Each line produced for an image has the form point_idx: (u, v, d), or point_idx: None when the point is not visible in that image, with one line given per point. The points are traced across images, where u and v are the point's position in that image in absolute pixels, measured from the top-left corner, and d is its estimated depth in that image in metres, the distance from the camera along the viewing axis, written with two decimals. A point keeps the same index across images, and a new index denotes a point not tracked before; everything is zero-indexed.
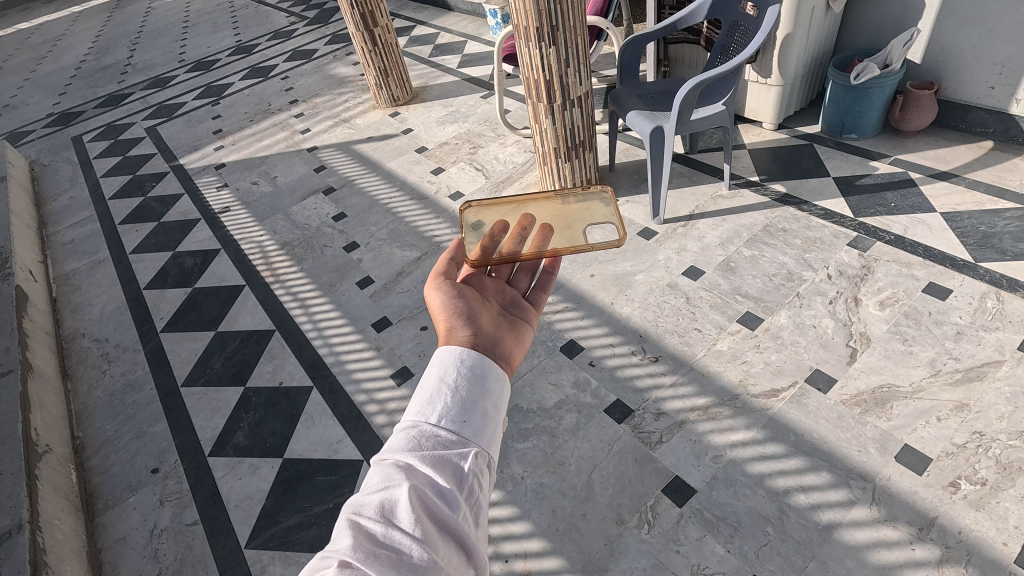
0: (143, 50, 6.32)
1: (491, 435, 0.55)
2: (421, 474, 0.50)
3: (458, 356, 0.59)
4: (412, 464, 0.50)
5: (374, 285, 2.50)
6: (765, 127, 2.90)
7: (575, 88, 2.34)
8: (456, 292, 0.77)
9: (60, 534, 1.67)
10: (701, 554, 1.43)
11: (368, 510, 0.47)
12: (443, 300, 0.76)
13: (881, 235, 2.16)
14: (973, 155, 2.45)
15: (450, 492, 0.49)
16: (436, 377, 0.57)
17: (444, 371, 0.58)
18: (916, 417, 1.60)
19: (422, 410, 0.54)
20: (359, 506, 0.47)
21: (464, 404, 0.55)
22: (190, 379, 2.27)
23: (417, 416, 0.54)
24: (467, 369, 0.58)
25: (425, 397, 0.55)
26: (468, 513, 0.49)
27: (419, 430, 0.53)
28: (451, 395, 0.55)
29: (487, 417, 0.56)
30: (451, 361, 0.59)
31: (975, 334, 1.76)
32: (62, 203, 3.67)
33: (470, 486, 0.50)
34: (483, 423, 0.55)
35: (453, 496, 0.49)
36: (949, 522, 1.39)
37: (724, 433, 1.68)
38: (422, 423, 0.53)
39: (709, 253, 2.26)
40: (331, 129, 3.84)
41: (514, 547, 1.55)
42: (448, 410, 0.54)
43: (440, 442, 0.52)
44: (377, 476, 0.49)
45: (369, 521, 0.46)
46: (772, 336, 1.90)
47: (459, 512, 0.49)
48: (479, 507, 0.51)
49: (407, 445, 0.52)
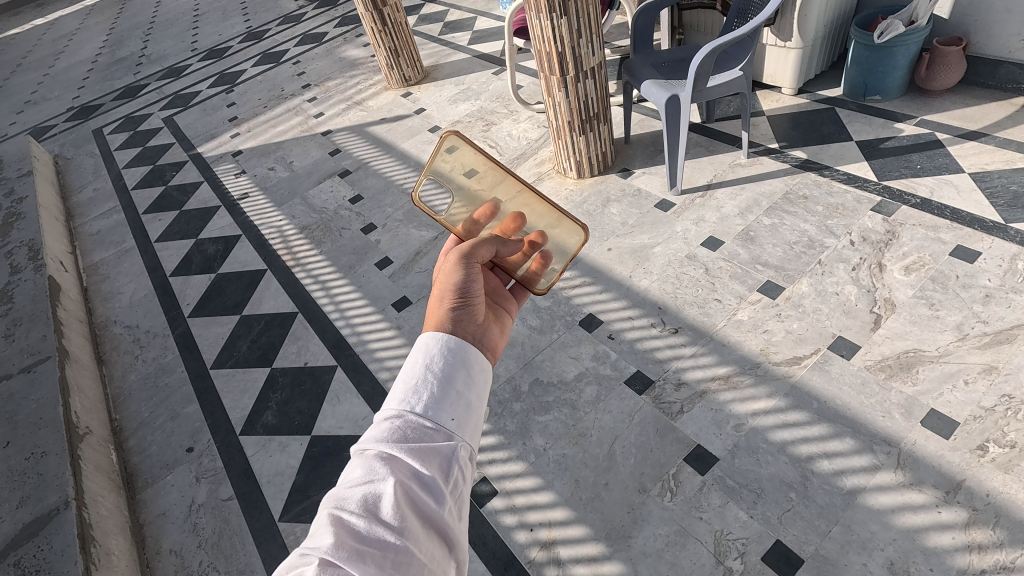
0: (156, 40, 6.36)
1: (474, 425, 0.55)
2: (405, 466, 0.49)
3: (443, 343, 0.59)
4: (396, 456, 0.49)
5: (392, 265, 2.53)
6: (784, 92, 2.83)
7: (587, 59, 2.31)
8: (469, 271, 0.72)
9: (105, 510, 1.75)
10: (724, 520, 1.45)
11: (350, 504, 0.46)
12: (454, 278, 0.70)
13: (906, 198, 2.11)
14: (1003, 112, 2.37)
15: (434, 484, 0.49)
16: (421, 365, 0.56)
17: (429, 358, 0.57)
18: (942, 381, 1.58)
19: (406, 400, 0.53)
20: (342, 501, 0.46)
21: (449, 394, 0.55)
22: (218, 362, 2.33)
23: (400, 406, 0.53)
24: (452, 355, 0.58)
25: (410, 385, 0.54)
26: (452, 505, 0.49)
27: (403, 420, 0.52)
28: (437, 384, 0.55)
29: (470, 408, 0.56)
30: (437, 348, 0.58)
31: (1004, 296, 1.72)
32: (87, 195, 3.75)
33: (454, 478, 0.50)
34: (467, 414, 0.55)
35: (438, 490, 0.49)
36: (976, 485, 1.38)
37: (745, 401, 1.67)
38: (406, 413, 0.52)
39: (728, 223, 2.23)
40: (345, 111, 3.84)
41: (539, 516, 1.58)
42: (432, 400, 0.54)
43: (426, 432, 0.52)
44: (359, 469, 0.48)
45: (352, 515, 0.45)
46: (793, 305, 1.88)
47: (443, 505, 0.49)
48: (463, 499, 0.51)
49: (393, 436, 0.51)
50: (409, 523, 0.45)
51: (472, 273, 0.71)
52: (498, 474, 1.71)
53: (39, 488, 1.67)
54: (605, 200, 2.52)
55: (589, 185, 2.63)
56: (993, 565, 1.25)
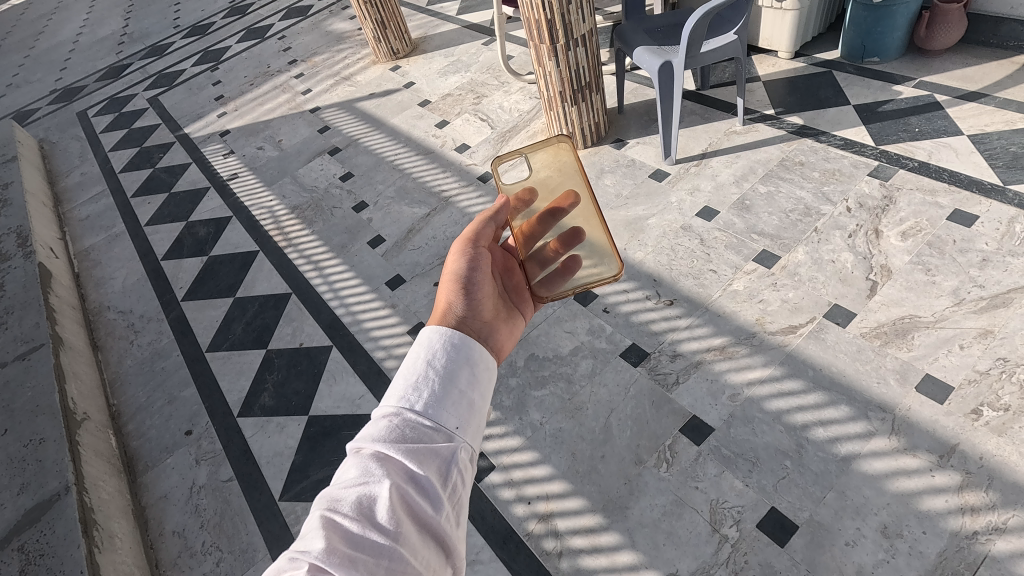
0: (138, 18, 6.20)
1: (475, 425, 0.54)
2: (401, 468, 0.48)
3: (446, 336, 0.58)
4: (392, 457, 0.49)
5: (385, 243, 2.50)
6: (781, 56, 2.77)
7: (578, 26, 2.24)
8: (474, 265, 0.76)
9: (106, 494, 1.76)
10: (720, 489, 1.46)
11: (344, 507, 0.45)
12: (460, 269, 0.75)
13: (904, 162, 2.08)
14: (1004, 71, 2.32)
15: (431, 488, 0.48)
16: (423, 361, 0.55)
17: (431, 353, 0.56)
18: (938, 346, 1.58)
19: (407, 397, 0.52)
20: (335, 502, 0.46)
21: (451, 392, 0.54)
22: (214, 345, 2.33)
23: (399, 403, 0.52)
24: (455, 351, 0.57)
25: (410, 381, 0.54)
26: (449, 510, 0.49)
27: (402, 419, 0.51)
28: (437, 381, 0.54)
29: (473, 407, 0.55)
30: (440, 343, 0.57)
31: (1002, 260, 1.70)
32: (75, 179, 3.70)
33: (453, 482, 0.50)
34: (469, 414, 0.54)
35: (434, 494, 0.48)
36: (970, 448, 1.38)
37: (742, 371, 1.67)
38: (405, 411, 0.52)
39: (723, 192, 2.20)
40: (333, 87, 3.76)
41: (536, 490, 1.59)
42: (432, 398, 0.53)
43: (424, 432, 0.51)
44: (355, 469, 0.48)
45: (345, 518, 0.45)
46: (789, 274, 1.87)
47: (440, 511, 0.48)
48: (460, 504, 0.50)
49: (390, 436, 0.50)
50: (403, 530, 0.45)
51: (477, 260, 0.76)
52: (496, 449, 1.71)
53: (40, 474, 1.68)
54: (598, 171, 2.48)
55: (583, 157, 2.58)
56: (985, 527, 1.27)
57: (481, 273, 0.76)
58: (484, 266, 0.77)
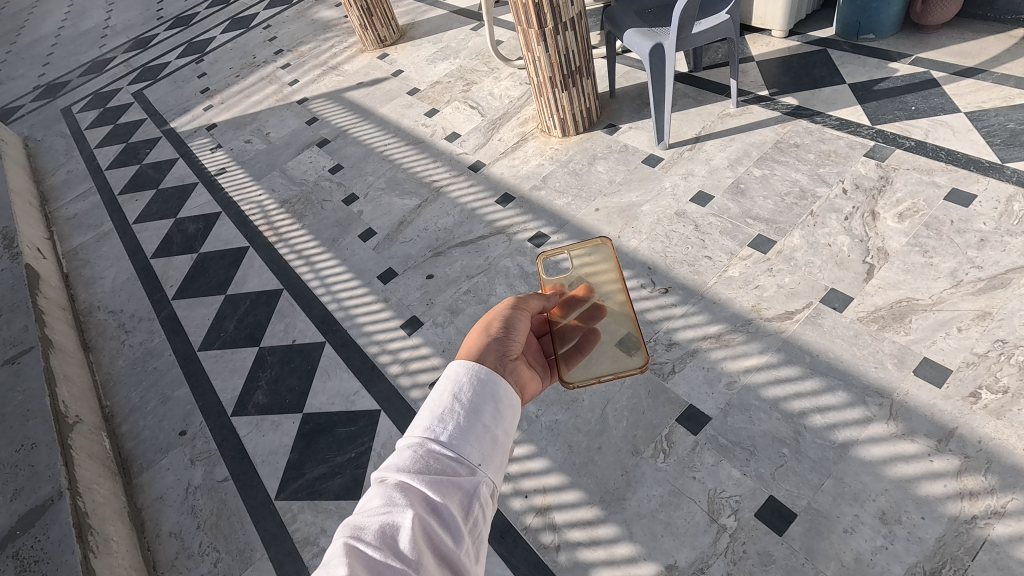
0: (120, 9, 6.07)
1: (499, 461, 0.53)
2: (423, 499, 0.47)
3: (473, 371, 0.58)
4: (415, 487, 0.48)
5: (376, 236, 2.47)
6: (774, 35, 2.72)
7: (566, 10, 2.19)
8: (515, 314, 0.77)
9: (101, 497, 1.75)
10: (717, 479, 1.45)
11: (366, 535, 0.44)
12: (502, 313, 0.76)
13: (900, 141, 2.05)
14: (1002, 46, 2.27)
15: (452, 521, 0.47)
16: (450, 394, 0.55)
17: (459, 387, 0.56)
18: (936, 329, 1.56)
19: (433, 427, 0.52)
20: (357, 530, 0.44)
21: (477, 425, 0.53)
22: (206, 343, 2.30)
23: (424, 433, 0.52)
24: (482, 386, 0.57)
25: (436, 412, 0.53)
26: (470, 545, 0.47)
27: (427, 448, 0.51)
28: (463, 413, 0.53)
29: (498, 442, 0.54)
30: (467, 376, 0.57)
31: (1000, 240, 1.68)
32: (61, 177, 3.64)
33: (474, 516, 0.48)
34: (492, 449, 0.53)
35: (455, 527, 0.46)
36: (968, 432, 1.37)
37: (738, 359, 1.66)
38: (430, 441, 0.51)
39: (717, 176, 2.17)
40: (320, 77, 3.70)
41: (533, 483, 1.58)
42: (458, 429, 0.52)
43: (448, 464, 0.50)
44: (377, 498, 0.47)
45: (367, 546, 0.43)
46: (785, 259, 1.84)
47: (460, 547, 0.46)
48: (480, 541, 0.48)
49: (414, 466, 0.49)
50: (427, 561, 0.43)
51: (518, 315, 0.78)
52: None
53: (32, 479, 1.66)
54: (591, 157, 2.44)
55: (575, 143, 2.54)
56: (985, 510, 1.26)
57: (522, 321, 0.77)
58: (526, 317, 0.79)
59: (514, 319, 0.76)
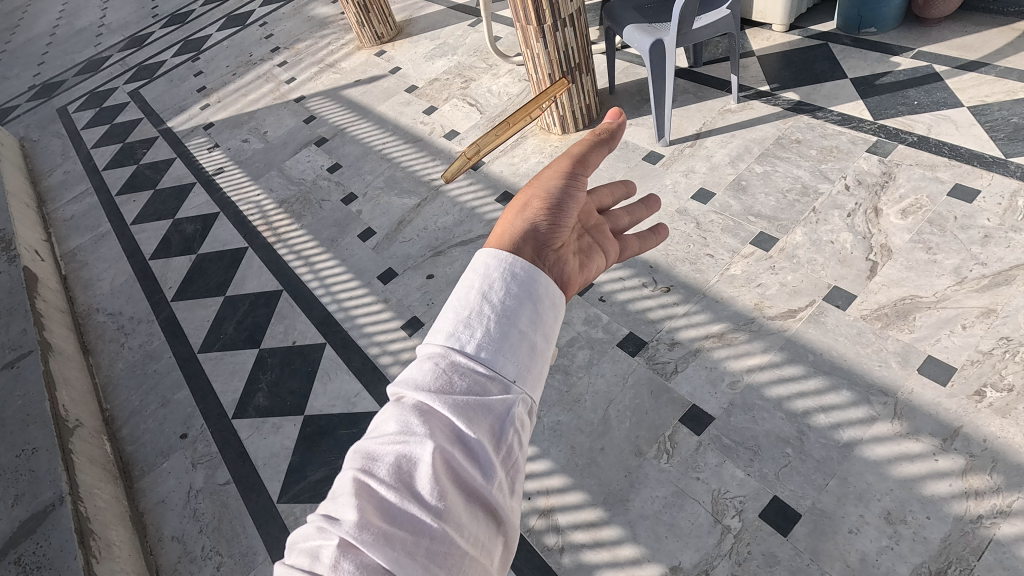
0: (115, 7, 6.03)
1: (535, 375, 0.48)
2: (447, 424, 0.42)
3: (506, 266, 0.51)
4: (437, 411, 0.43)
5: (376, 236, 2.45)
6: (775, 29, 2.69)
7: (565, 6, 2.17)
8: (569, 184, 0.60)
9: (102, 502, 1.75)
10: (721, 479, 1.44)
11: (381, 468, 0.41)
12: (552, 183, 0.60)
13: (903, 137, 2.03)
14: (1005, 39, 2.25)
15: (480, 451, 0.42)
16: (476, 293, 0.49)
17: (487, 287, 0.49)
18: (940, 326, 1.55)
19: (455, 337, 0.47)
20: (373, 461, 0.41)
21: (508, 334, 0.47)
22: (206, 345, 2.29)
23: (446, 344, 0.46)
24: (516, 285, 0.50)
25: (460, 319, 0.47)
26: (502, 476, 0.42)
27: (450, 362, 0.45)
28: (492, 319, 0.47)
29: (533, 351, 0.48)
30: (498, 272, 0.50)
31: (1004, 236, 1.66)
32: (58, 178, 3.62)
33: (507, 443, 0.43)
34: (528, 361, 0.47)
35: (484, 460, 0.42)
36: (973, 431, 1.36)
37: (741, 358, 1.65)
38: (453, 353, 0.46)
39: (718, 173, 2.15)
40: (317, 75, 3.67)
41: (536, 485, 1.57)
42: (486, 340, 0.46)
43: (475, 380, 0.45)
44: (394, 423, 0.42)
45: (381, 481, 0.40)
46: (787, 257, 1.83)
47: (492, 479, 0.42)
48: (515, 469, 0.44)
49: (435, 383, 0.44)
50: (453, 499, 0.39)
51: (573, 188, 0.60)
52: None
53: (33, 484, 1.66)
54: None
55: (575, 141, 2.53)
56: (990, 510, 1.25)
57: (575, 194, 0.60)
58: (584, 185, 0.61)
59: (567, 191, 0.59)
